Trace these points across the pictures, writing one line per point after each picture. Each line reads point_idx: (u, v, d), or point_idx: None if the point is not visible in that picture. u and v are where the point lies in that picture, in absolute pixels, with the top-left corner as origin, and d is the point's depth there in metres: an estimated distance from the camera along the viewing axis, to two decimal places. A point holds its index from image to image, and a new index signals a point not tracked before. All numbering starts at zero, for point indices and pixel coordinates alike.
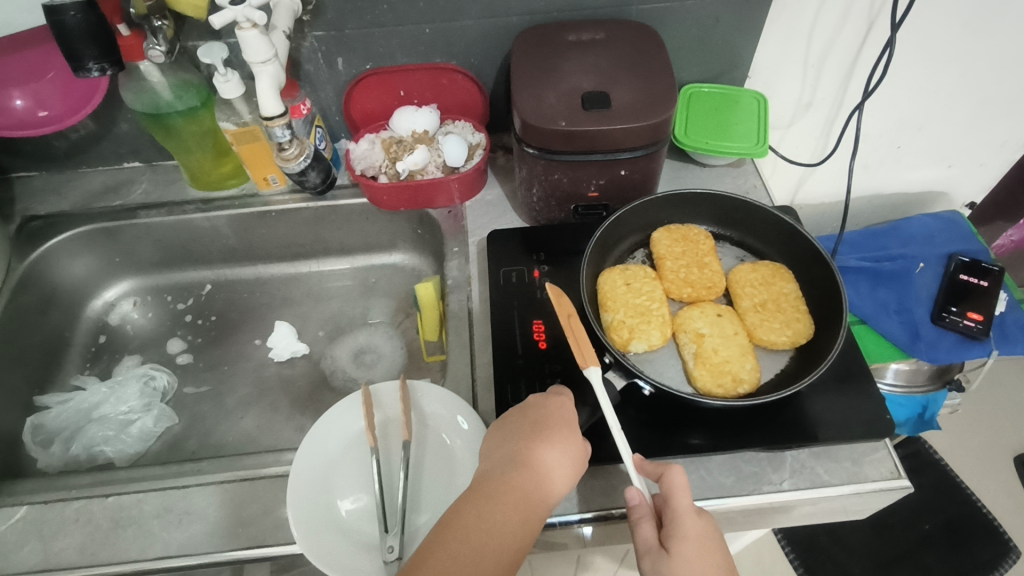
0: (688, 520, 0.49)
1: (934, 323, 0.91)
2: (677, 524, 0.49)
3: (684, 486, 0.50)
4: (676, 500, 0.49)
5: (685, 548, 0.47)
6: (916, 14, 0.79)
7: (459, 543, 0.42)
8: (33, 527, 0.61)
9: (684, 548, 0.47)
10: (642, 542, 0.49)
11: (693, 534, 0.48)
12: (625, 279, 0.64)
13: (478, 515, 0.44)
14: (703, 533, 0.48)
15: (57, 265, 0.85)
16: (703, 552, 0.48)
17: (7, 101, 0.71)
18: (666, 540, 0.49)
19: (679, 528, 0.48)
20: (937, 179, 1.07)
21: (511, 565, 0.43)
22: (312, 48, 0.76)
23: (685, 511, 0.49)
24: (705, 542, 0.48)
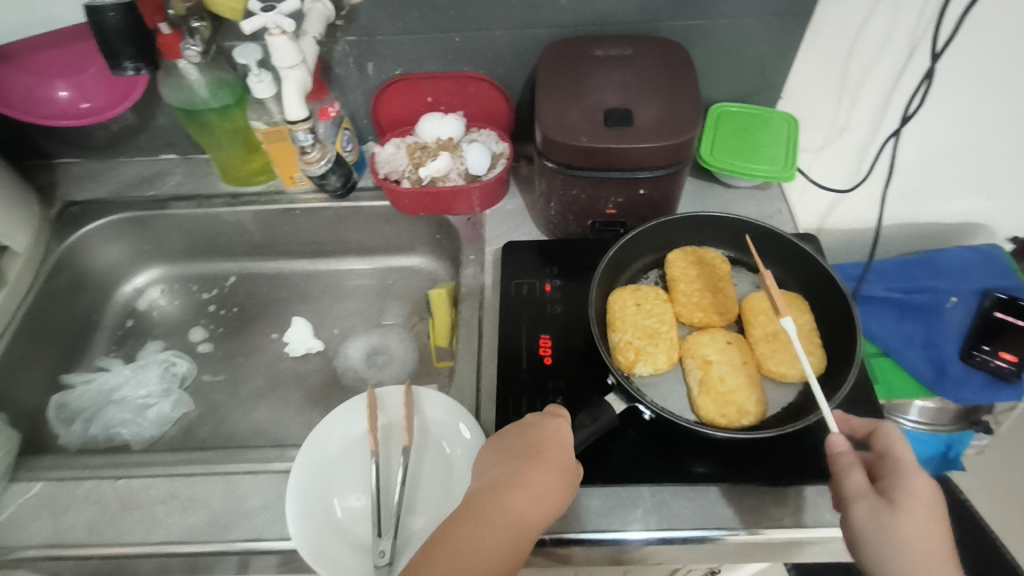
0: (916, 478, 0.48)
1: (962, 361, 0.88)
2: (902, 477, 0.48)
3: (905, 446, 0.50)
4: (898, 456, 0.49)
5: (910, 500, 0.47)
6: (959, 42, 0.77)
7: (447, 563, 0.42)
8: (48, 502, 0.64)
9: (910, 503, 0.46)
10: (853, 486, 0.48)
11: (922, 493, 0.47)
12: (634, 300, 0.64)
13: (467, 535, 0.44)
14: (932, 494, 0.47)
15: (92, 250, 0.88)
16: (932, 513, 0.46)
17: (52, 93, 0.75)
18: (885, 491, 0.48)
19: (902, 482, 0.48)
20: (976, 212, 1.03)
21: None
22: (343, 52, 0.78)
23: (912, 466, 0.49)
24: (935, 504, 0.47)
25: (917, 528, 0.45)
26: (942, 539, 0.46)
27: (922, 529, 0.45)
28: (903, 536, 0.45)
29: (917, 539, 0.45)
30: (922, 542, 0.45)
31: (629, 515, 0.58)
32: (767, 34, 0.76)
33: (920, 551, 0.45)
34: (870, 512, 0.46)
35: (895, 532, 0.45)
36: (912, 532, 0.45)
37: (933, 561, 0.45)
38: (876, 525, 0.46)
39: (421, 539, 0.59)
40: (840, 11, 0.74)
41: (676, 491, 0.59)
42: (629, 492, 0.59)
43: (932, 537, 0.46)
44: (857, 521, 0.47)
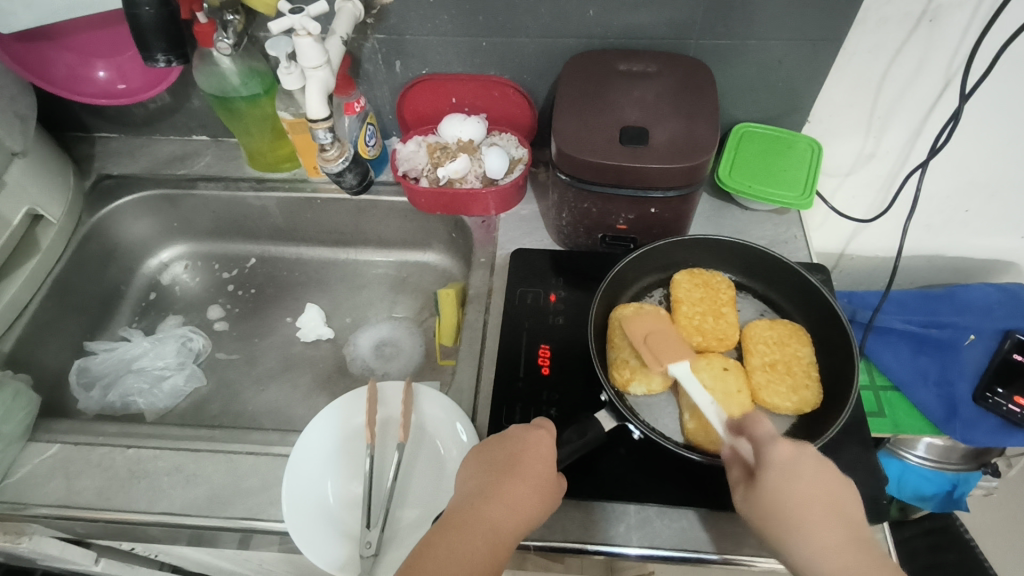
0: (776, 443, 0.50)
1: (975, 402, 0.85)
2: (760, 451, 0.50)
3: (768, 423, 0.52)
4: (758, 429, 0.52)
5: (766, 472, 0.49)
6: (997, 79, 0.75)
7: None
8: (62, 464, 0.68)
9: (772, 468, 0.49)
10: (735, 475, 0.52)
11: (782, 456, 0.49)
12: (643, 316, 0.65)
13: (446, 545, 0.46)
14: (795, 451, 0.49)
15: (122, 224, 0.92)
16: (797, 469, 0.48)
17: (92, 72, 0.79)
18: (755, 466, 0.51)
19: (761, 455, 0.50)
20: (1006, 250, 1.00)
21: None
22: (372, 49, 0.79)
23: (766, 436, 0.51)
24: (799, 462, 0.49)
25: (784, 489, 0.48)
26: (824, 493, 0.48)
27: (795, 489, 0.47)
28: (771, 500, 0.48)
29: (788, 499, 0.47)
30: (795, 500, 0.47)
31: (612, 530, 0.58)
32: (798, 58, 0.74)
33: (793, 508, 0.47)
34: (744, 495, 0.50)
35: (765, 503, 0.48)
36: (782, 494, 0.48)
37: (814, 516, 0.47)
38: (751, 505, 0.49)
39: (407, 532, 0.60)
40: (873, 40, 0.72)
41: (660, 511, 0.59)
42: (613, 507, 0.60)
43: (804, 492, 0.47)
44: (740, 505, 0.50)
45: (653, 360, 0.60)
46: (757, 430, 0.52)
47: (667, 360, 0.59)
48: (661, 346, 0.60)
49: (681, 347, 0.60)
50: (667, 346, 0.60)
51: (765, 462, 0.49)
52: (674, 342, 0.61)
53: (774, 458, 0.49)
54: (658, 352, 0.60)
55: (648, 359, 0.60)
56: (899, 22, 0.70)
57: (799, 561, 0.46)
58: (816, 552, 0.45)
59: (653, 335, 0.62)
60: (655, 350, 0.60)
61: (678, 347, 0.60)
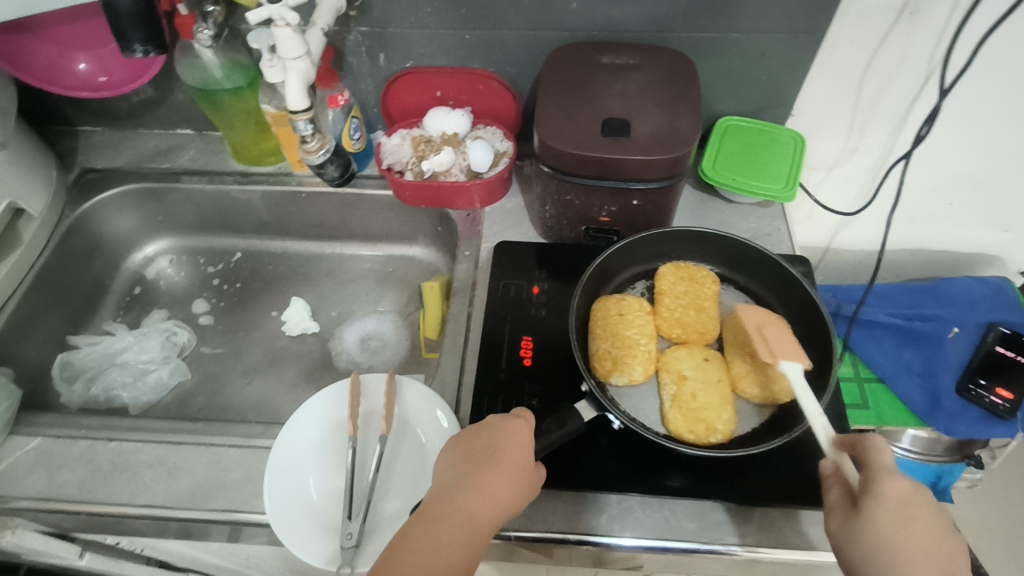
0: (892, 480, 0.47)
1: (957, 394, 0.85)
2: (876, 483, 0.47)
3: (891, 452, 0.49)
4: (876, 458, 0.48)
5: (878, 507, 0.47)
6: (978, 72, 0.75)
7: (403, 566, 0.44)
8: (43, 458, 0.67)
9: (886, 508, 0.47)
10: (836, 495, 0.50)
11: (897, 494, 0.47)
12: (625, 308, 0.65)
13: (424, 535, 0.46)
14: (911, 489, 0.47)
15: (106, 218, 0.91)
16: (913, 509, 0.46)
17: (72, 65, 0.79)
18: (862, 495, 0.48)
19: (877, 488, 0.47)
20: (989, 243, 1.00)
21: None
22: (355, 42, 0.79)
23: (884, 470, 0.48)
24: (909, 502, 0.47)
25: (894, 530, 0.46)
26: (926, 536, 0.47)
27: (898, 531, 0.46)
28: (876, 538, 0.46)
29: (890, 541, 0.46)
30: (899, 542, 0.46)
31: (593, 520, 0.59)
32: (780, 51, 0.75)
33: (896, 553, 0.46)
34: (844, 522, 0.48)
35: (865, 539, 0.47)
36: (887, 539, 0.46)
37: (918, 559, 0.46)
38: (849, 536, 0.48)
39: (390, 522, 0.61)
40: (855, 32, 0.72)
41: (641, 500, 0.60)
42: (595, 497, 0.60)
43: (912, 537, 0.46)
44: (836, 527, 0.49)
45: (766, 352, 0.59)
46: (872, 459, 0.48)
47: (786, 356, 0.58)
48: (780, 341, 0.59)
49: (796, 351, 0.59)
50: (783, 344, 0.59)
51: (877, 500, 0.47)
52: (793, 344, 0.59)
53: (887, 497, 0.47)
54: (775, 347, 0.59)
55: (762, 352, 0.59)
56: (880, 15, 0.70)
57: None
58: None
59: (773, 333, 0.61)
60: (772, 343, 0.59)
61: (795, 350, 0.59)
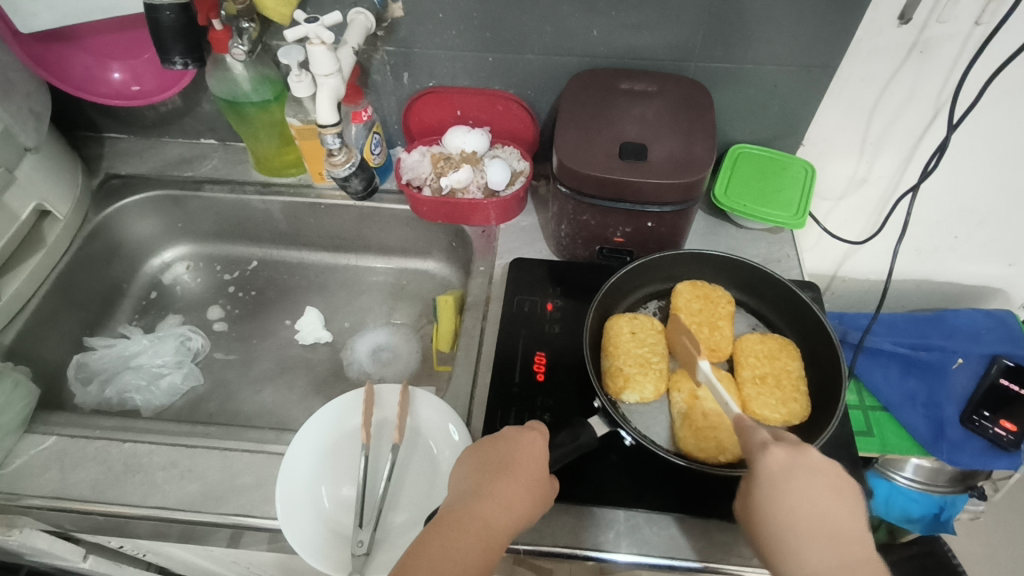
0: (766, 452, 0.50)
1: (961, 424, 0.86)
2: (754, 463, 0.50)
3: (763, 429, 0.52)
4: (749, 437, 0.52)
5: (759, 487, 0.49)
6: (985, 109, 0.77)
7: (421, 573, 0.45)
8: (58, 456, 0.68)
9: (764, 483, 0.49)
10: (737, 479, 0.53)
11: (771, 468, 0.49)
12: (637, 327, 0.67)
13: (441, 543, 0.46)
14: (789, 460, 0.49)
15: (127, 223, 0.93)
16: (790, 479, 0.49)
17: (107, 74, 0.81)
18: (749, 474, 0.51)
19: (755, 467, 0.50)
20: (994, 276, 1.02)
21: None
22: (381, 61, 0.81)
23: (757, 450, 0.51)
24: (788, 473, 0.49)
25: (776, 506, 0.48)
26: (816, 508, 0.48)
27: (780, 505, 0.48)
28: (760, 514, 0.49)
29: (775, 517, 0.48)
30: (784, 518, 0.48)
31: (600, 536, 0.59)
32: (793, 83, 0.77)
33: (783, 529, 0.48)
34: (741, 505, 0.51)
35: (756, 520, 0.49)
36: (771, 514, 0.48)
37: (808, 531, 0.47)
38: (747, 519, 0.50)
39: (399, 532, 0.61)
40: (866, 68, 0.75)
41: (649, 518, 0.60)
42: (603, 513, 0.61)
43: (793, 509, 0.48)
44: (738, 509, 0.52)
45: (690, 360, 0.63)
46: (750, 437, 0.52)
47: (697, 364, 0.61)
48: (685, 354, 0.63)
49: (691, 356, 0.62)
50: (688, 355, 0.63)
51: (756, 475, 0.50)
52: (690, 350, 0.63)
53: (764, 470, 0.49)
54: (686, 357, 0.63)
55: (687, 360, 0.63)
56: (890, 52, 0.73)
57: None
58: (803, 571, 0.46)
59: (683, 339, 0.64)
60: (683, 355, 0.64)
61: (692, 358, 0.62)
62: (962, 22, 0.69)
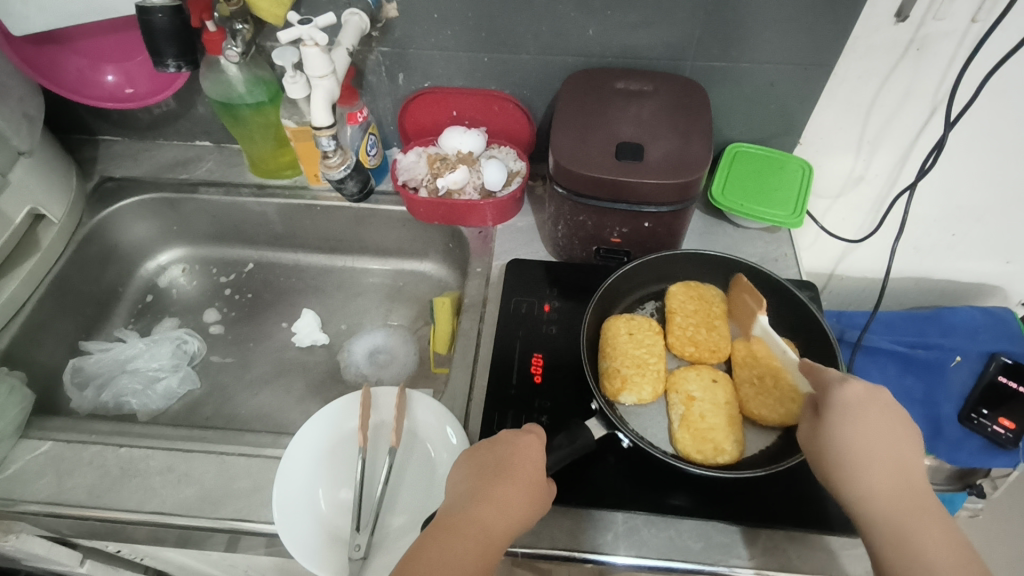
0: (845, 386, 0.52)
1: (960, 422, 0.87)
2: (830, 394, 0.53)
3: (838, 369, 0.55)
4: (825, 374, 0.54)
5: (833, 414, 0.52)
6: (982, 107, 0.77)
7: None
8: (53, 461, 0.68)
9: (839, 409, 0.52)
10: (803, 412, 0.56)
11: (848, 399, 0.52)
12: (634, 328, 0.67)
13: (439, 548, 0.46)
14: (866, 392, 0.52)
15: (122, 226, 0.93)
16: (867, 412, 0.51)
17: (100, 76, 0.81)
18: (822, 403, 0.53)
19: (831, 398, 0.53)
20: (992, 274, 1.02)
21: None
22: (375, 62, 0.81)
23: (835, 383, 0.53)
24: (867, 403, 0.51)
25: (848, 431, 0.51)
26: (885, 439, 0.51)
27: (858, 431, 0.50)
28: (832, 439, 0.51)
29: (843, 439, 0.51)
30: (854, 443, 0.50)
31: (599, 538, 0.59)
32: (790, 81, 0.77)
33: (852, 455, 0.50)
34: (809, 431, 0.53)
35: (824, 443, 0.52)
36: (843, 440, 0.51)
37: (878, 460, 0.50)
38: (814, 443, 0.53)
39: (397, 535, 0.61)
40: (863, 66, 0.74)
41: (648, 519, 0.60)
42: (601, 515, 0.60)
43: (866, 438, 0.51)
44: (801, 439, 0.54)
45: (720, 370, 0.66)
46: (824, 375, 0.54)
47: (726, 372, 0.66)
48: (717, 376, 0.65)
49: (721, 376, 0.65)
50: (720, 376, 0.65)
51: (833, 403, 0.52)
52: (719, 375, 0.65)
53: (841, 400, 0.52)
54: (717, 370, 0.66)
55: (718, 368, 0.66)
56: (887, 50, 0.72)
57: (850, 500, 0.50)
58: (869, 492, 0.49)
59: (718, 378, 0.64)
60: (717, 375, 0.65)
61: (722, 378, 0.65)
62: (959, 19, 0.69)
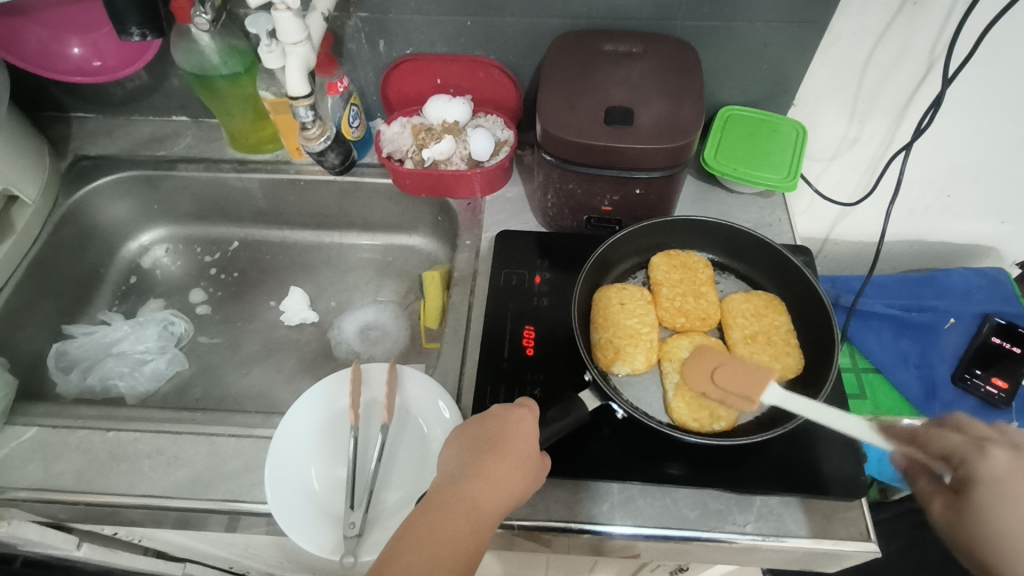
0: (986, 453, 0.45)
1: (954, 384, 0.86)
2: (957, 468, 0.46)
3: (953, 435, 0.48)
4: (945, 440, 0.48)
5: (979, 492, 0.44)
6: (980, 63, 0.75)
7: (409, 557, 0.44)
8: (39, 448, 0.67)
9: (986, 486, 0.44)
10: (946, 493, 0.47)
11: (991, 472, 0.44)
12: (627, 299, 0.65)
13: (428, 524, 0.46)
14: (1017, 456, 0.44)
15: (100, 206, 0.90)
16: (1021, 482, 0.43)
17: (66, 49, 0.78)
18: (959, 475, 0.46)
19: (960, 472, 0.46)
20: (986, 234, 1.01)
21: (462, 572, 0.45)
22: (355, 28, 0.78)
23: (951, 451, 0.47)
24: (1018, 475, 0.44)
25: (1000, 506, 0.43)
26: None
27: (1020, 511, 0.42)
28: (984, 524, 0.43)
29: (1001, 524, 0.43)
30: (1013, 526, 0.42)
31: (595, 508, 0.59)
32: (783, 40, 0.74)
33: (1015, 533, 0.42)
34: (945, 513, 0.46)
35: (972, 524, 0.44)
36: (987, 520, 0.43)
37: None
38: (952, 526, 0.45)
39: (392, 512, 0.61)
40: (858, 22, 0.72)
41: (643, 489, 0.60)
42: (597, 486, 0.60)
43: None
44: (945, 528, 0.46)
45: (744, 400, 0.57)
46: (947, 442, 0.48)
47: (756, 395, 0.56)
48: (736, 382, 0.57)
49: (752, 372, 0.57)
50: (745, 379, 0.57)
51: (976, 474, 0.45)
52: (747, 369, 0.57)
53: (986, 474, 0.44)
54: (741, 391, 0.57)
55: (738, 402, 0.57)
56: (883, 5, 0.70)
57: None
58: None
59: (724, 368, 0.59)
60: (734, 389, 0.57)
61: (755, 374, 0.56)
62: None
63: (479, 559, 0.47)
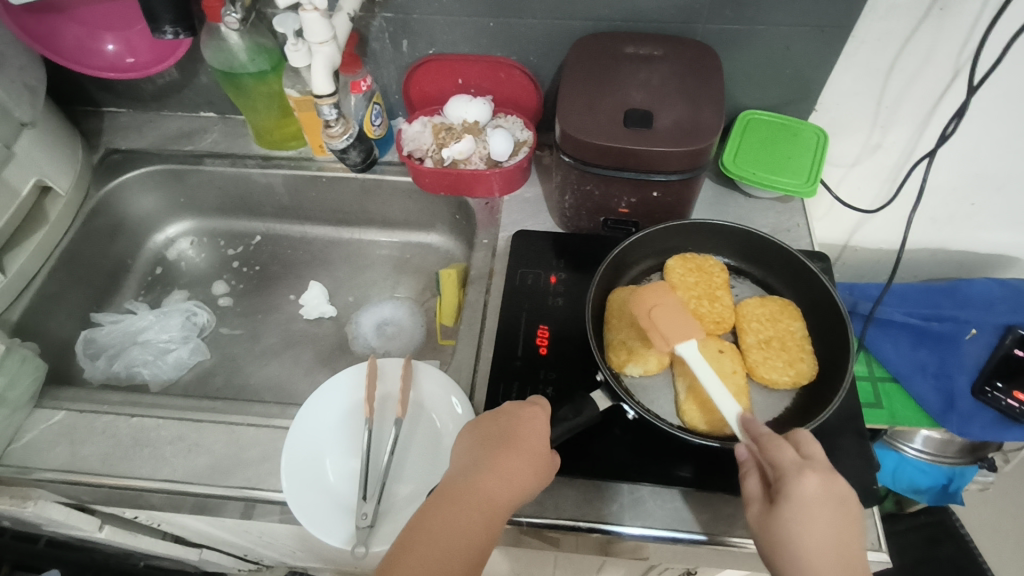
0: (802, 477, 0.48)
1: (973, 396, 0.83)
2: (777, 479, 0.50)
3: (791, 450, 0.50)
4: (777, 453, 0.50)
5: (792, 507, 0.47)
6: (1008, 69, 0.74)
7: (423, 550, 0.45)
8: (66, 431, 0.69)
9: (793, 502, 0.47)
10: (759, 498, 0.51)
11: (804, 492, 0.48)
12: (663, 297, 0.61)
13: (441, 518, 0.47)
14: (824, 485, 0.48)
15: (129, 198, 0.93)
16: (822, 509, 0.47)
17: (101, 46, 0.80)
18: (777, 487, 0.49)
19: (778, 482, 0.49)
20: (1011, 245, 0.99)
21: (473, 566, 0.46)
22: (379, 28, 0.79)
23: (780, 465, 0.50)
24: (823, 503, 0.47)
25: (803, 528, 0.47)
26: (829, 539, 0.46)
27: (807, 532, 0.46)
28: (786, 536, 0.47)
29: (802, 542, 0.46)
30: (809, 548, 0.46)
31: (605, 508, 0.60)
32: (806, 44, 0.74)
33: (805, 549, 0.46)
34: (760, 517, 0.50)
35: (776, 533, 0.48)
36: (792, 535, 0.47)
37: (819, 551, 0.46)
38: (763, 529, 0.49)
39: (404, 504, 0.62)
40: (883, 27, 0.71)
41: (653, 490, 0.60)
42: (607, 486, 0.61)
43: (817, 539, 0.46)
44: (756, 530, 0.50)
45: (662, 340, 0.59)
46: (777, 456, 0.50)
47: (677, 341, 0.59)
48: (667, 322, 0.60)
49: (687, 324, 0.59)
50: (676, 325, 0.59)
51: (789, 491, 0.48)
52: (681, 318, 0.60)
53: (797, 491, 0.48)
54: (666, 331, 0.59)
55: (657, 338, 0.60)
56: (909, 10, 0.69)
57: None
58: None
59: (659, 310, 0.60)
60: (662, 328, 0.60)
61: (686, 326, 0.59)
62: None
63: (489, 553, 0.48)
